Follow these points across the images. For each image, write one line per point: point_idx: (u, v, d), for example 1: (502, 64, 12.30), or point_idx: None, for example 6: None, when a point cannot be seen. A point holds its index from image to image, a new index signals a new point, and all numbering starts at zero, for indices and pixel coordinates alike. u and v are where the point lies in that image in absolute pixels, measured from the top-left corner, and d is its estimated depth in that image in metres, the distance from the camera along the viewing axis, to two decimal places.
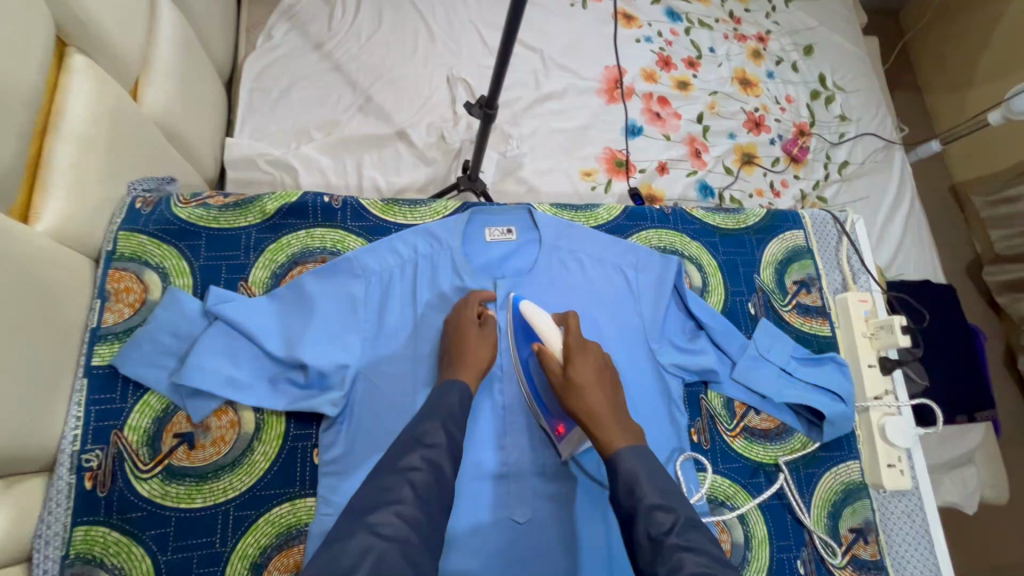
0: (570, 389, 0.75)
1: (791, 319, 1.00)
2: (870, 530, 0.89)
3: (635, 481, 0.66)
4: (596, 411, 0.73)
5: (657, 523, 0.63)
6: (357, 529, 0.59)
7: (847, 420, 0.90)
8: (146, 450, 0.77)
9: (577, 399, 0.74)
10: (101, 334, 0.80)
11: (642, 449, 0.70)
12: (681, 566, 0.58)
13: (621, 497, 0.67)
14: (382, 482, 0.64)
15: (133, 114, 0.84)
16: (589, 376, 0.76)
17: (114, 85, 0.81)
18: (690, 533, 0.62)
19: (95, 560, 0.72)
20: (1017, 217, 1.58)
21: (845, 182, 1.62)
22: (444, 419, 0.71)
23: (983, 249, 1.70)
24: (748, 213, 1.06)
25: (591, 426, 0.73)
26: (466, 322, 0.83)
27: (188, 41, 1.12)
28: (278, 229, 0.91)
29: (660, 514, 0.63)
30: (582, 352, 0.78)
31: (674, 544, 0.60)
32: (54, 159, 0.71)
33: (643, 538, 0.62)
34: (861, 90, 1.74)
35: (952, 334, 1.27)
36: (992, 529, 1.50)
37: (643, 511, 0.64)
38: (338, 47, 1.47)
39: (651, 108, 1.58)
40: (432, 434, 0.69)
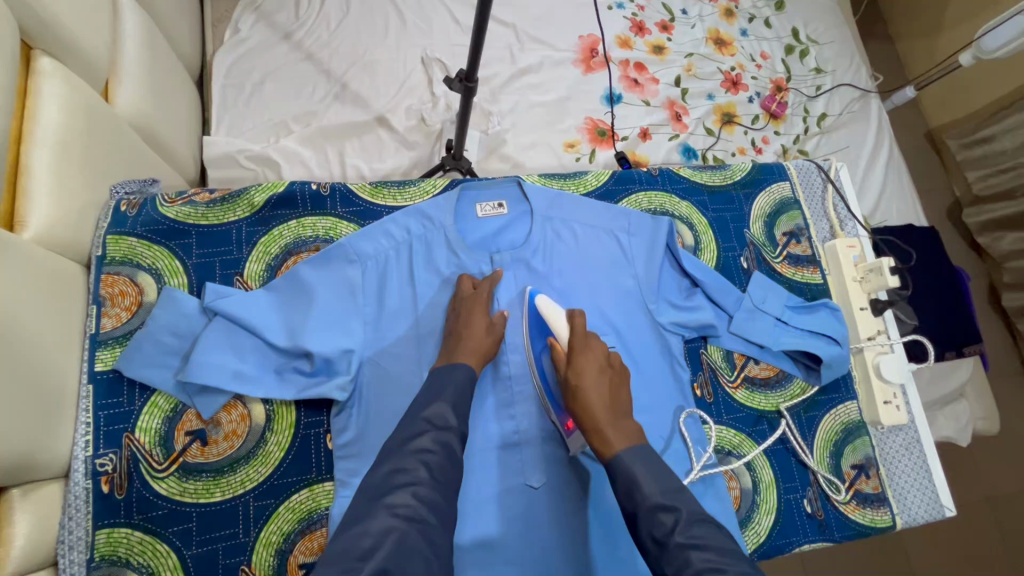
0: (570, 389, 0.77)
1: (783, 270, 1.02)
2: (871, 465, 0.93)
3: (634, 483, 0.67)
4: (593, 413, 0.74)
5: (660, 524, 0.63)
6: (374, 507, 0.61)
7: (843, 361, 0.92)
8: (159, 450, 0.77)
9: (575, 399, 0.76)
10: (101, 340, 0.79)
11: (637, 451, 0.70)
12: (688, 564, 0.58)
13: (623, 498, 0.68)
14: (396, 463, 0.64)
15: (108, 114, 0.82)
16: (590, 375, 0.77)
17: (85, 87, 0.80)
18: (697, 528, 0.62)
19: (121, 560, 0.73)
20: (992, 157, 1.61)
21: (824, 135, 1.64)
22: (451, 399, 0.72)
23: (962, 193, 1.73)
24: (734, 168, 1.07)
25: (589, 430, 0.74)
26: (473, 316, 0.83)
27: (154, 39, 1.10)
28: (268, 221, 0.90)
29: (662, 515, 0.64)
30: (586, 352, 0.79)
31: (678, 543, 0.61)
32: (32, 165, 0.70)
33: (649, 543, 0.63)
34: (834, 41, 1.76)
35: (937, 274, 1.31)
36: (986, 462, 1.56)
37: (643, 515, 0.65)
38: (308, 36, 1.45)
39: (629, 74, 1.58)
40: (443, 415, 0.70)
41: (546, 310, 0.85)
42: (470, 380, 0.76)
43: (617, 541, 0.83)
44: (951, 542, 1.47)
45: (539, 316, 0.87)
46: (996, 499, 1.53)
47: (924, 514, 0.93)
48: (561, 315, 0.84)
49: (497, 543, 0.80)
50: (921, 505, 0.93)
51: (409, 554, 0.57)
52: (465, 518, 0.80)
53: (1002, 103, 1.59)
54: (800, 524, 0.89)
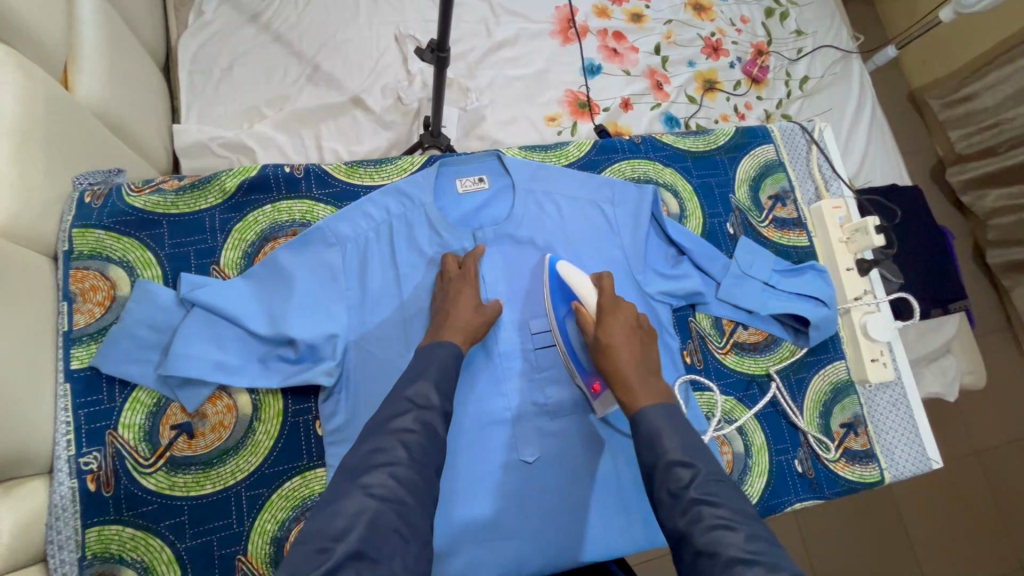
0: (599, 346, 0.77)
1: (769, 234, 1.01)
2: (859, 423, 0.94)
3: (656, 438, 0.67)
4: (621, 369, 0.75)
5: (676, 479, 0.64)
6: (349, 488, 0.60)
7: (831, 322, 0.92)
8: (144, 446, 0.76)
9: (605, 355, 0.76)
10: (75, 337, 0.77)
11: (663, 407, 0.71)
12: (700, 518, 0.60)
13: (643, 453, 0.68)
14: (377, 443, 0.64)
15: (68, 102, 0.78)
16: (619, 333, 0.77)
17: (41, 74, 0.76)
18: (712, 486, 0.63)
19: (114, 557, 0.72)
20: (974, 115, 1.61)
21: (806, 98, 1.64)
22: (433, 376, 0.71)
23: (944, 153, 1.73)
24: (718, 132, 1.05)
25: (616, 385, 0.75)
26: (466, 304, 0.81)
27: (113, 24, 1.06)
28: (242, 207, 0.87)
29: (679, 470, 0.64)
30: (614, 313, 0.79)
31: (692, 497, 0.62)
32: None
33: (664, 494, 0.64)
34: (814, 3, 1.75)
35: (921, 231, 1.36)
36: (975, 417, 1.58)
37: (660, 467, 0.65)
38: (276, 17, 1.41)
39: (607, 44, 1.55)
40: (425, 395, 0.69)
41: (567, 275, 0.84)
42: (454, 356, 0.75)
43: (611, 510, 0.84)
44: (943, 500, 1.50)
45: (562, 285, 0.86)
46: (984, 454, 1.56)
47: (912, 467, 0.94)
48: (585, 279, 0.83)
49: (492, 518, 0.80)
50: (909, 460, 0.94)
51: (380, 535, 0.56)
52: (456, 496, 0.80)
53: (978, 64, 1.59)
54: (792, 483, 0.90)
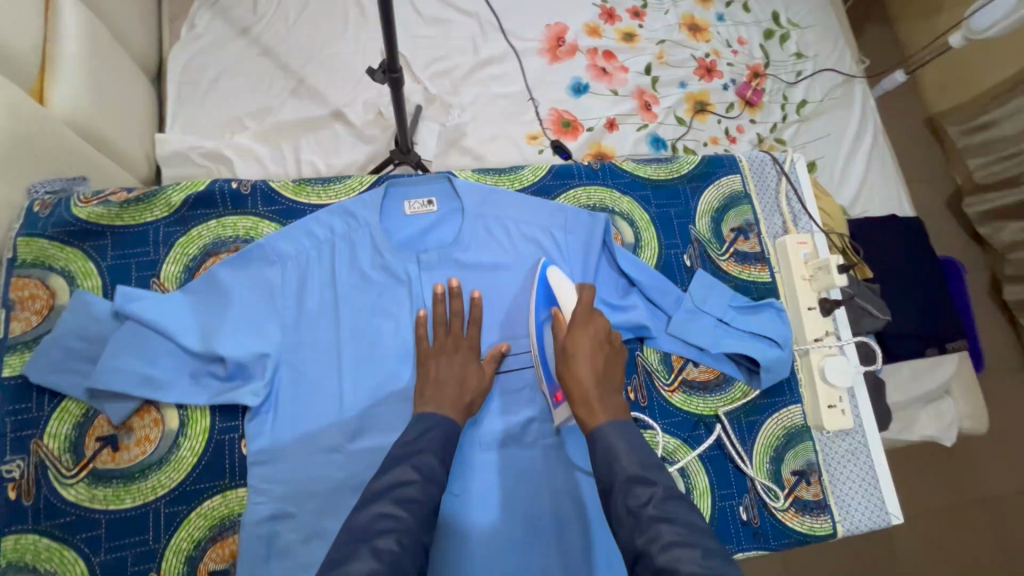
0: (566, 357, 0.75)
1: (728, 268, 0.97)
2: (813, 472, 0.89)
3: (613, 455, 0.66)
4: (582, 382, 0.73)
5: (635, 496, 0.62)
6: (358, 547, 0.58)
7: (784, 364, 0.89)
8: (68, 456, 0.76)
9: (569, 369, 0.74)
10: (10, 344, 0.79)
11: (621, 426, 0.70)
12: (659, 537, 0.57)
13: (599, 470, 0.67)
14: (382, 509, 0.62)
15: (33, 114, 0.80)
16: (585, 347, 0.75)
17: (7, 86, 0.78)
18: (669, 504, 0.61)
19: (27, 567, 0.72)
20: (994, 143, 1.53)
21: (803, 123, 1.58)
22: (437, 450, 0.70)
23: (963, 180, 1.65)
24: (681, 161, 1.02)
25: (575, 399, 0.73)
26: (469, 366, 0.82)
27: (96, 33, 1.09)
28: (187, 221, 0.88)
29: (637, 488, 0.62)
30: (587, 324, 0.78)
31: (650, 515, 0.60)
32: None
33: (621, 510, 0.62)
34: (817, 25, 1.70)
35: (923, 267, 1.30)
36: (981, 462, 1.49)
37: (618, 484, 0.64)
38: (265, 31, 1.43)
39: (597, 63, 1.53)
40: (430, 465, 0.68)
41: (555, 280, 0.83)
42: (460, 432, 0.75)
43: (542, 552, 0.80)
44: (943, 541, 1.42)
45: (548, 287, 0.85)
46: (992, 500, 1.47)
47: (869, 522, 0.89)
48: (571, 288, 0.82)
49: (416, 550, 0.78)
50: (864, 512, 0.89)
51: None
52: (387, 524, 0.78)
53: (1000, 88, 1.50)
54: (734, 531, 0.85)
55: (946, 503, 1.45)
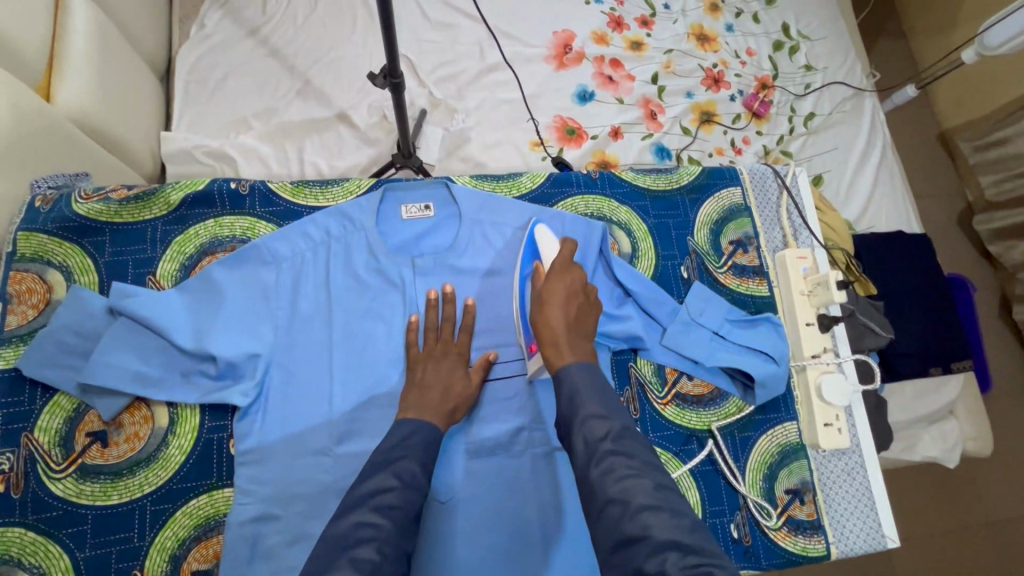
0: (541, 302, 0.74)
1: (726, 281, 0.96)
2: (807, 491, 0.87)
3: (576, 392, 0.64)
4: (552, 323, 0.71)
5: (591, 430, 0.60)
6: (337, 558, 0.57)
7: (779, 380, 0.87)
8: (57, 451, 0.77)
9: (542, 313, 0.72)
10: (6, 337, 0.79)
11: (588, 367, 0.67)
12: (611, 469, 0.57)
13: (562, 409, 0.64)
14: (360, 518, 0.61)
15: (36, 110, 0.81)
16: (559, 293, 0.74)
17: (12, 81, 0.79)
18: (625, 440, 0.60)
19: (12, 560, 0.72)
20: (1007, 160, 1.51)
21: (811, 136, 1.57)
22: (419, 456, 0.69)
23: (975, 197, 1.64)
24: (681, 172, 1.01)
25: (544, 340, 0.70)
26: (455, 374, 0.81)
27: (105, 32, 1.11)
28: (185, 220, 0.88)
29: (595, 423, 0.61)
30: (564, 271, 0.77)
31: (605, 450, 0.58)
32: None
33: (578, 443, 0.60)
34: (828, 37, 1.69)
35: (929, 287, 1.27)
36: (987, 485, 1.46)
37: (577, 419, 0.62)
38: (274, 32, 1.44)
39: (603, 71, 1.53)
40: (411, 472, 0.67)
41: (541, 235, 0.84)
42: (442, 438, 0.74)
43: (527, 564, 0.79)
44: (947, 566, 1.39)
45: (534, 243, 0.86)
46: (998, 525, 1.44)
47: (863, 544, 0.87)
48: (554, 243, 0.83)
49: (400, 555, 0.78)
50: (860, 534, 0.87)
51: None
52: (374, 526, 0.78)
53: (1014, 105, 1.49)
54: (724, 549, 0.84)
55: (950, 526, 1.42)
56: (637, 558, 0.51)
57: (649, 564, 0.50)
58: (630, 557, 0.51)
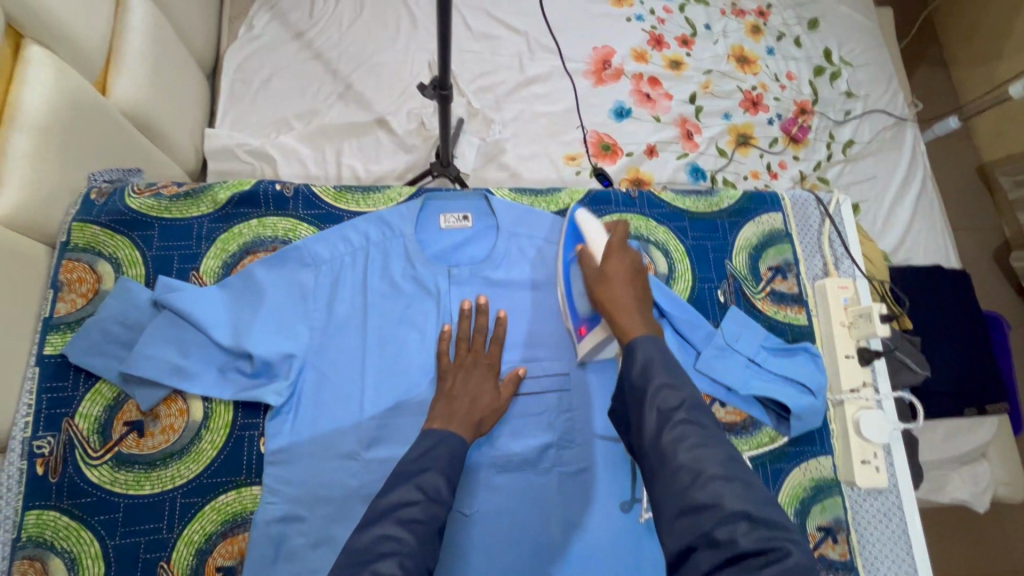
0: (601, 279, 0.78)
1: (763, 307, 0.95)
2: (840, 529, 0.85)
3: (650, 366, 0.68)
4: (618, 300, 0.75)
5: (666, 400, 0.64)
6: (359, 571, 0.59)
7: (815, 414, 0.86)
8: (96, 438, 0.78)
9: (604, 291, 0.77)
10: (53, 323, 0.81)
11: (657, 340, 0.71)
12: (683, 438, 0.62)
13: (634, 379, 0.68)
14: (383, 531, 0.62)
15: (96, 102, 0.86)
16: (620, 272, 0.78)
17: (76, 75, 0.85)
18: (697, 412, 0.64)
19: (46, 543, 0.74)
20: None
21: (848, 163, 1.54)
22: (443, 468, 0.70)
23: (1013, 233, 1.60)
24: (722, 195, 1.00)
25: (612, 314, 0.75)
26: (483, 387, 0.81)
27: (162, 32, 1.14)
28: (230, 218, 0.90)
29: (668, 393, 0.65)
30: (622, 252, 0.80)
31: (679, 418, 0.63)
32: (9, 150, 0.74)
33: (651, 414, 0.64)
34: (870, 64, 1.66)
35: (966, 325, 1.23)
36: (1016, 532, 1.41)
37: (649, 391, 0.66)
38: (319, 36, 1.47)
39: (641, 88, 1.53)
40: (435, 486, 0.67)
41: (583, 219, 0.86)
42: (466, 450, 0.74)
43: None
44: None
45: (576, 227, 0.88)
46: None
47: None
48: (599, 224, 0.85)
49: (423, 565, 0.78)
50: None
51: None
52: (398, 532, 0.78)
53: None
54: None
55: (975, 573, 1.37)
56: (705, 524, 0.57)
57: (716, 529, 0.56)
58: (699, 522, 0.57)
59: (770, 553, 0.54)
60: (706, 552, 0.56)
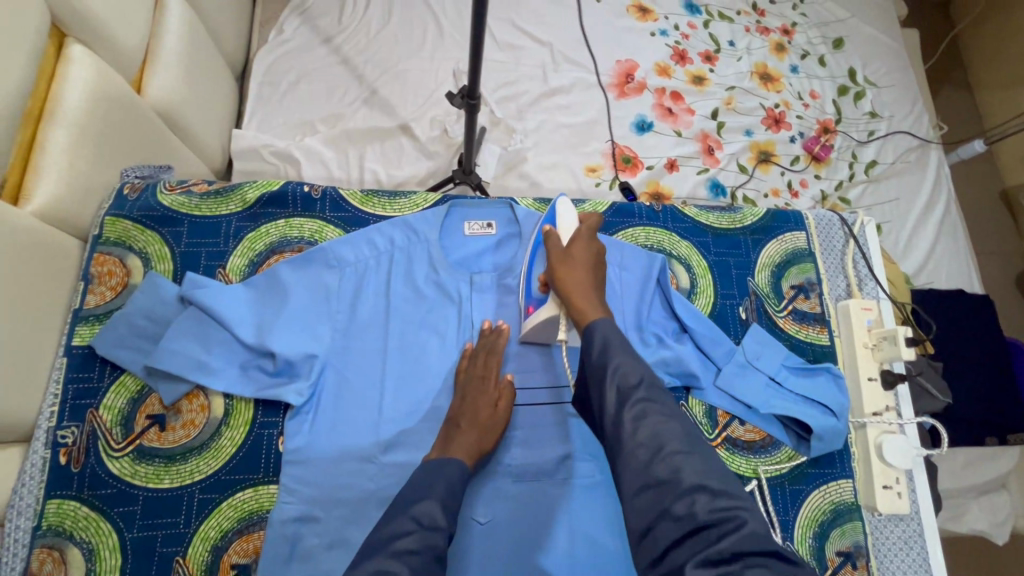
0: (564, 261, 0.77)
1: (785, 326, 0.94)
2: (859, 555, 0.83)
3: (609, 346, 0.67)
4: (582, 283, 0.75)
5: (624, 378, 0.63)
6: None
7: (838, 435, 0.84)
8: (118, 430, 0.79)
9: (567, 274, 0.76)
10: (83, 315, 0.82)
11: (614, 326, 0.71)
12: (644, 415, 0.60)
13: (592, 360, 0.67)
14: (379, 565, 0.60)
15: (132, 99, 0.88)
16: (586, 257, 0.78)
17: (115, 74, 0.87)
18: (655, 390, 0.63)
19: (65, 533, 0.74)
20: None
21: (871, 183, 1.53)
22: (439, 496, 0.68)
23: None
24: (745, 212, 1.00)
25: (572, 296, 0.74)
26: (479, 403, 0.80)
27: (196, 35, 1.16)
28: (258, 218, 0.92)
29: (627, 371, 0.64)
30: (588, 239, 0.80)
31: (637, 396, 0.61)
32: (47, 144, 0.76)
33: (611, 392, 0.63)
34: (895, 85, 1.66)
35: (993, 352, 1.21)
36: None
37: (611, 366, 0.64)
38: (347, 42, 1.50)
39: (663, 103, 1.53)
40: (431, 514, 0.66)
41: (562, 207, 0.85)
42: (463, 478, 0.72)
43: None
44: None
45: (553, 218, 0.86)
46: None
47: None
48: (571, 213, 0.84)
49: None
50: None
51: None
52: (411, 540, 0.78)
53: None
54: None
55: None
56: (665, 499, 0.55)
57: (677, 504, 0.54)
58: (662, 497, 0.55)
59: (727, 523, 0.52)
60: (666, 528, 0.53)
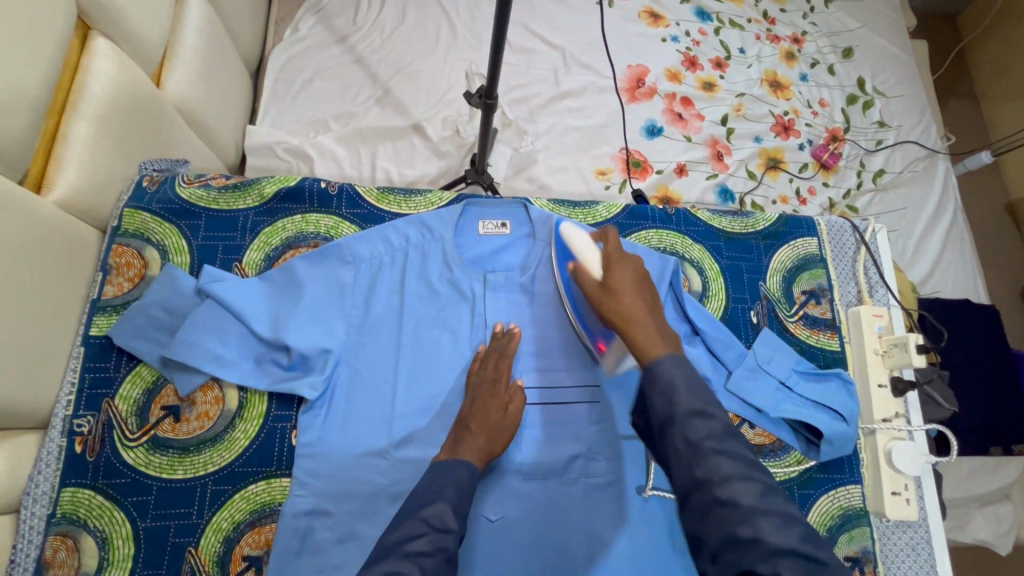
0: (608, 295, 0.74)
1: (796, 331, 0.94)
2: (867, 560, 0.84)
3: (672, 389, 0.64)
4: (632, 313, 0.71)
5: (694, 428, 0.61)
6: None
7: (847, 440, 0.85)
8: (133, 420, 0.80)
9: (616, 307, 0.73)
10: (101, 306, 0.83)
11: (679, 357, 0.68)
12: (718, 470, 0.58)
13: (658, 406, 0.64)
14: (389, 567, 0.59)
15: (152, 93, 0.89)
16: (628, 282, 0.75)
17: (136, 68, 0.88)
18: (729, 439, 0.60)
19: (79, 521, 0.75)
20: None
21: (878, 192, 1.54)
22: (451, 499, 0.68)
23: None
24: (758, 217, 1.01)
25: (628, 330, 0.71)
26: (489, 406, 0.80)
27: (214, 32, 1.17)
28: (275, 213, 0.92)
29: (696, 420, 0.61)
30: (621, 261, 0.77)
31: (710, 448, 0.59)
32: (70, 135, 0.76)
33: (680, 443, 0.61)
34: (904, 95, 1.67)
35: (999, 363, 1.21)
36: None
37: (678, 417, 0.62)
38: (361, 41, 1.51)
39: (674, 108, 1.54)
40: (441, 516, 0.65)
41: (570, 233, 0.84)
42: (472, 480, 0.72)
43: None
44: None
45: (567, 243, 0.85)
46: None
47: None
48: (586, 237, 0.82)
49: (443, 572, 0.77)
50: None
51: None
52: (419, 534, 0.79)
53: None
54: None
55: None
56: (747, 558, 0.53)
57: (760, 565, 0.52)
58: (743, 558, 0.53)
59: None
60: None
